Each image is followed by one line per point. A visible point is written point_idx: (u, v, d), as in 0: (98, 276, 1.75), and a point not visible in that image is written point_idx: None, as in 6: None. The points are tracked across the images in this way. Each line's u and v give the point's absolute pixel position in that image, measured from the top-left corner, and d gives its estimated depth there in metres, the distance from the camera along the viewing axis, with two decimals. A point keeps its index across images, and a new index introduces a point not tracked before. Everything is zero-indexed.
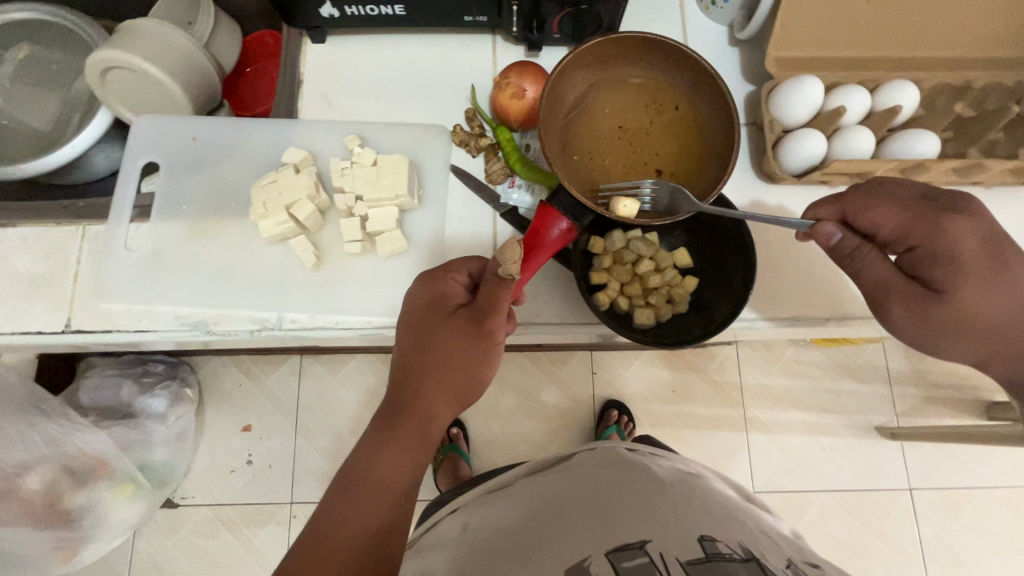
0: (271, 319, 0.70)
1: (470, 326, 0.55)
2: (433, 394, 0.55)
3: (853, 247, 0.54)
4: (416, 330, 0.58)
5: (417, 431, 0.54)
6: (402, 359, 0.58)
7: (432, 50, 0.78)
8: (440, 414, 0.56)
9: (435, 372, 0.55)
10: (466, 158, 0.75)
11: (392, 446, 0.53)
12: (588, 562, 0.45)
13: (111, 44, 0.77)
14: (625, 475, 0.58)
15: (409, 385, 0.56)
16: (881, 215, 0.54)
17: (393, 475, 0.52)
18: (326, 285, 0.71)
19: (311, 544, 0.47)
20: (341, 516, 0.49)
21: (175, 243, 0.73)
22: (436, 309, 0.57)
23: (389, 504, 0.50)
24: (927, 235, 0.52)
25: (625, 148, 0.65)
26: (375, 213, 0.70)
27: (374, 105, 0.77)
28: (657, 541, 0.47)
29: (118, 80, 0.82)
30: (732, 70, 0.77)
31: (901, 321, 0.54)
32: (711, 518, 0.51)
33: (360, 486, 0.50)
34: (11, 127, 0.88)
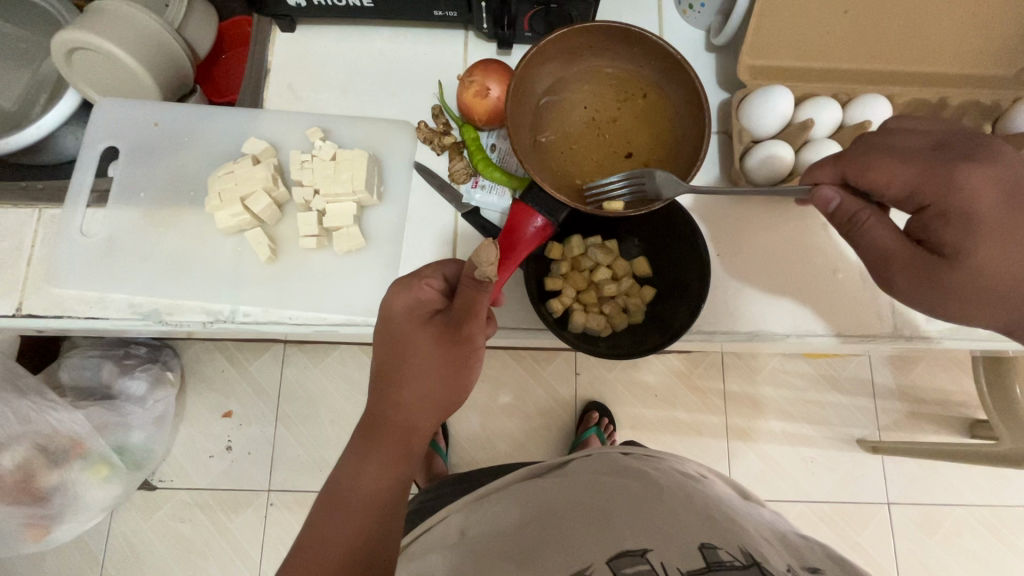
0: (226, 311, 0.69)
1: (449, 332, 0.51)
2: (412, 402, 0.51)
3: (853, 211, 0.52)
4: (392, 335, 0.52)
5: (398, 443, 0.50)
6: (380, 366, 0.53)
7: (404, 45, 0.77)
8: (419, 423, 0.51)
9: (412, 379, 0.51)
10: (429, 156, 0.73)
11: (375, 458, 0.49)
12: (588, 572, 0.43)
13: (75, 26, 0.76)
14: (627, 479, 0.56)
15: (387, 394, 0.51)
16: (885, 171, 0.50)
17: (377, 487, 0.48)
18: (281, 278, 0.69)
19: (301, 565, 0.44)
20: (325, 539, 0.45)
21: (131, 231, 0.72)
22: (412, 312, 0.52)
23: (376, 517, 0.46)
24: (935, 186, 0.48)
25: (597, 139, 0.62)
26: (333, 208, 0.69)
27: (341, 99, 0.76)
28: (657, 549, 0.44)
29: (84, 62, 0.80)
30: (707, 77, 0.75)
31: (907, 290, 0.51)
32: (714, 526, 0.48)
33: (342, 508, 0.46)
34: None
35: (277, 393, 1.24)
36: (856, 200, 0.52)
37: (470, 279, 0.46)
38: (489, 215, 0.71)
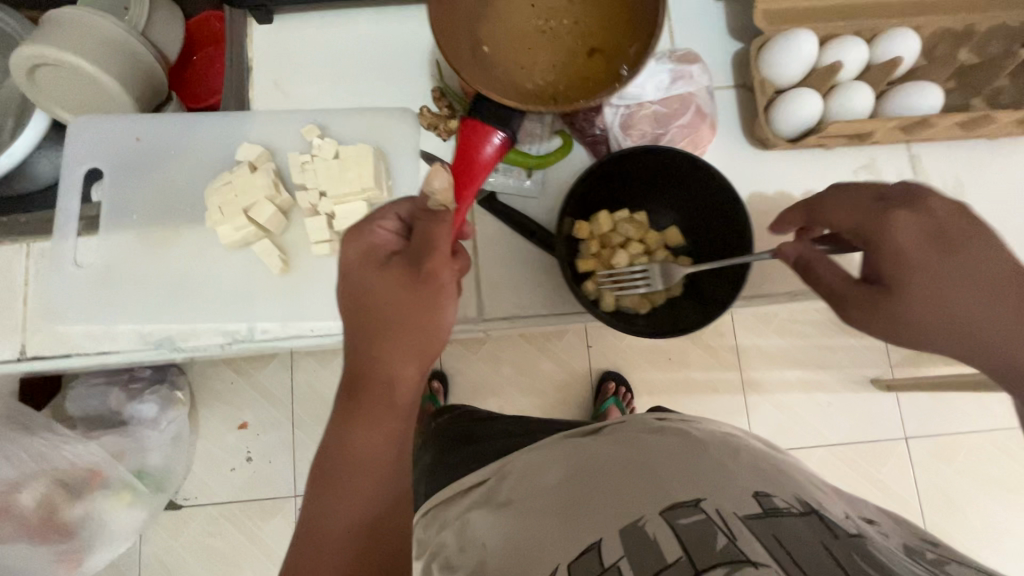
0: (244, 329, 0.66)
1: (410, 274, 0.46)
2: (390, 355, 0.47)
3: (807, 259, 0.49)
4: (356, 290, 0.48)
5: (380, 400, 0.46)
6: (349, 324, 0.48)
7: (393, 26, 0.72)
8: (400, 379, 0.47)
9: (383, 333, 0.46)
10: (437, 142, 0.69)
11: (359, 424, 0.46)
12: (643, 522, 0.39)
13: (56, 39, 0.70)
14: (664, 434, 0.51)
15: (357, 354, 0.47)
16: (835, 215, 0.48)
17: (367, 451, 0.45)
18: (296, 291, 0.66)
19: (306, 537, 0.44)
20: (327, 522, 0.44)
21: (127, 256, 0.67)
22: (369, 262, 0.48)
23: (374, 479, 0.45)
24: (867, 234, 0.46)
25: (546, 33, 0.56)
26: (343, 210, 0.64)
27: (334, 92, 0.71)
28: (711, 498, 0.40)
29: (48, 79, 0.74)
30: (716, 25, 0.71)
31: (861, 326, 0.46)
32: (765, 476, 0.45)
33: (333, 478, 0.45)
34: None
35: (291, 399, 1.20)
36: (813, 250, 0.49)
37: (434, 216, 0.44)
38: (508, 199, 0.68)
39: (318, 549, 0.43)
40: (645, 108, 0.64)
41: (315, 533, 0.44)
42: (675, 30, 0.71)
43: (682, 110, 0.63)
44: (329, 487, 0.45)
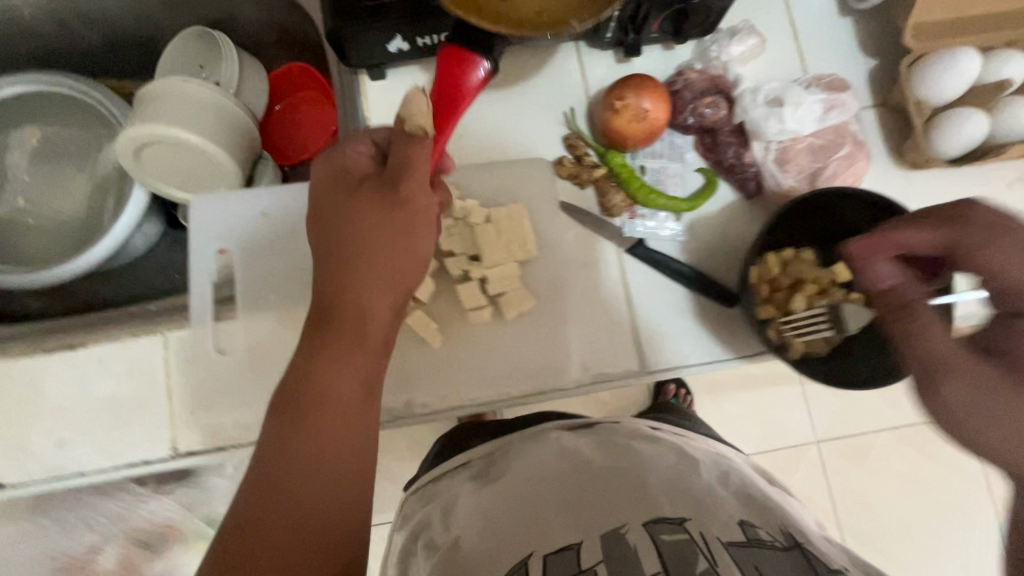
0: (399, 406, 0.62)
1: (386, 194, 0.46)
2: (367, 284, 0.44)
3: (905, 299, 0.42)
4: (325, 217, 0.47)
5: (353, 328, 0.43)
6: (323, 263, 0.47)
7: (514, 73, 0.69)
8: (367, 326, 0.44)
9: (351, 269, 0.44)
10: (576, 191, 0.66)
11: (330, 358, 0.42)
12: (625, 531, 0.38)
13: (182, 120, 0.68)
14: (659, 444, 0.50)
15: (327, 287, 0.45)
16: (1011, 260, 0.39)
17: (342, 388, 0.41)
18: (452, 360, 0.63)
19: (263, 495, 0.38)
20: (296, 462, 0.39)
21: (269, 339, 0.64)
22: (340, 184, 0.47)
23: (357, 432, 0.41)
24: (966, 265, 0.42)
25: None
26: (496, 274, 0.62)
27: (459, 147, 0.68)
28: (696, 519, 0.39)
29: (153, 156, 0.71)
30: (847, 44, 0.69)
31: (954, 398, 0.37)
32: (753, 505, 0.43)
33: (305, 412, 0.40)
34: (38, 223, 0.77)
35: None
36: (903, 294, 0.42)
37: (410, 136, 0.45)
38: (659, 244, 0.65)
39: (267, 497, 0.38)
40: (801, 142, 0.61)
41: (259, 479, 0.39)
42: (805, 53, 0.68)
43: (839, 141, 0.62)
44: (290, 430, 0.40)
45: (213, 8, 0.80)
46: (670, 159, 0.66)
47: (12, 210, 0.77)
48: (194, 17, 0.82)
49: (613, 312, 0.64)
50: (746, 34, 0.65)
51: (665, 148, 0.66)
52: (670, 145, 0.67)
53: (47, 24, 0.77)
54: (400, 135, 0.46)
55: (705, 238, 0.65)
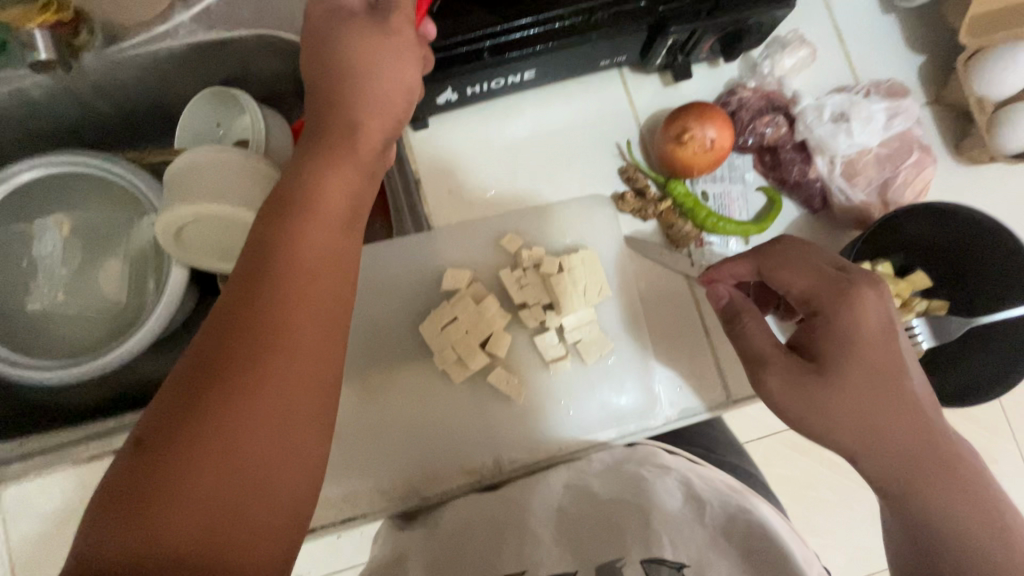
0: (489, 464, 0.61)
1: (374, 20, 0.45)
2: (353, 97, 0.44)
3: (736, 311, 0.52)
4: (322, 51, 0.46)
5: (342, 144, 0.43)
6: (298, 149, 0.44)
7: (560, 107, 0.67)
8: (334, 231, 0.41)
9: (347, 78, 0.44)
10: (639, 224, 0.66)
11: (324, 168, 0.42)
12: (621, 563, 0.45)
13: (216, 191, 0.64)
14: (609, 479, 0.55)
15: (323, 101, 0.45)
16: (789, 274, 0.50)
17: (329, 197, 0.42)
18: (536, 412, 0.62)
19: (233, 325, 0.38)
20: (280, 305, 0.38)
21: (345, 412, 0.62)
22: (330, 17, 0.46)
23: (337, 252, 0.41)
24: (772, 282, 0.51)
25: None
26: (573, 322, 0.62)
27: (514, 190, 0.66)
28: (694, 567, 0.45)
29: (194, 233, 0.69)
30: (895, 42, 0.67)
31: (777, 393, 0.47)
32: (752, 547, 0.47)
33: (279, 260, 0.39)
34: (80, 313, 0.76)
35: None
36: (744, 302, 0.52)
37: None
38: None
39: (206, 388, 0.35)
40: (868, 154, 0.62)
41: (200, 360, 0.37)
42: (855, 55, 0.67)
43: (906, 149, 0.62)
44: (241, 307, 0.38)
45: (230, 64, 0.77)
46: (731, 182, 0.65)
47: (54, 304, 0.75)
48: (210, 76, 0.78)
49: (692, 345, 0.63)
50: (797, 46, 0.64)
51: (725, 170, 0.65)
52: (728, 166, 0.66)
53: (57, 100, 0.72)
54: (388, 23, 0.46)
55: None
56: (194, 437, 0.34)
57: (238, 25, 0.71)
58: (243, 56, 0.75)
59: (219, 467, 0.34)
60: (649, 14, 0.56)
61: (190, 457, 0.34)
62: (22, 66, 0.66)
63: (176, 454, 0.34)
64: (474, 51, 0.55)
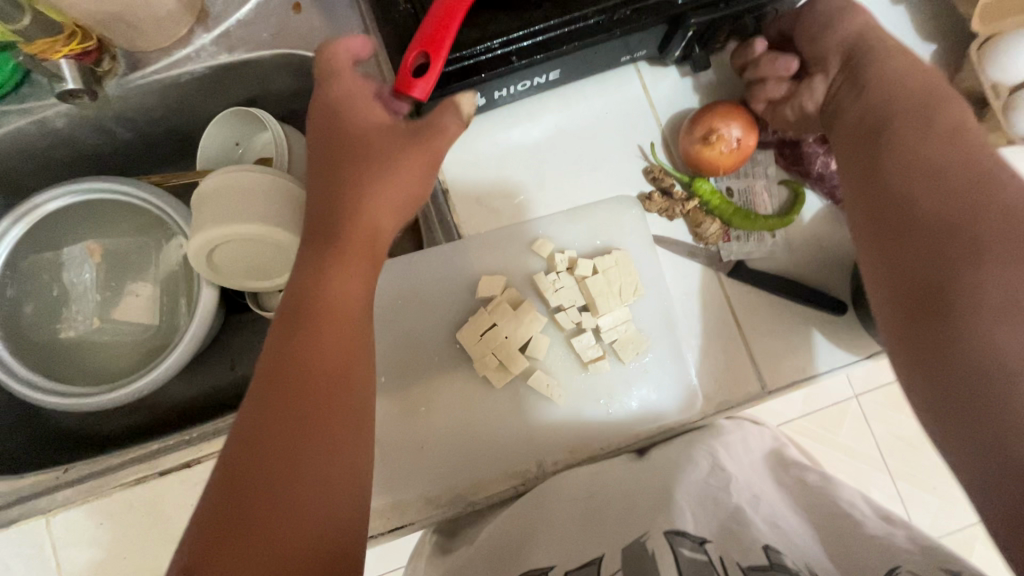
0: (534, 466, 0.62)
1: (406, 132, 0.52)
2: (368, 199, 0.50)
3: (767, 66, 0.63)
4: (349, 151, 0.52)
5: (360, 242, 0.50)
6: (308, 250, 0.49)
7: (582, 108, 0.68)
8: (348, 324, 0.46)
9: (367, 180, 0.50)
10: (667, 224, 0.67)
11: (338, 265, 0.48)
12: (645, 538, 0.43)
13: (248, 212, 0.65)
14: (647, 476, 0.55)
15: (337, 200, 0.50)
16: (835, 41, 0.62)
17: (343, 289, 0.47)
18: (577, 412, 0.63)
19: (269, 413, 0.42)
20: (305, 385, 0.43)
21: (388, 424, 0.62)
22: (354, 115, 0.53)
23: (345, 330, 0.46)
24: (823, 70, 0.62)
25: None
26: (607, 321, 0.63)
27: (542, 196, 0.67)
28: (716, 543, 0.42)
29: (226, 255, 0.70)
30: (906, 30, 0.69)
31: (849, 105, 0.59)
32: (777, 532, 0.46)
33: (299, 356, 0.44)
34: (110, 339, 0.76)
35: None
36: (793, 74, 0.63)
37: (454, 111, 0.51)
38: (761, 263, 0.66)
39: (246, 483, 0.39)
40: None
41: (245, 439, 0.41)
42: None
43: None
44: (273, 391, 0.43)
45: (249, 85, 0.78)
46: (755, 177, 0.67)
47: (88, 331, 0.76)
48: (229, 97, 0.79)
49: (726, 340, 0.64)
50: None
51: (747, 167, 0.67)
52: (751, 163, 0.67)
53: (81, 129, 0.73)
54: (417, 133, 0.51)
55: (803, 248, 0.66)
56: (241, 528, 0.37)
57: (258, 47, 0.72)
58: (263, 77, 0.77)
59: (275, 539, 0.38)
60: (671, 8, 0.57)
61: (243, 535, 0.37)
62: (48, 96, 0.68)
63: (228, 544, 0.37)
64: (502, 55, 0.56)
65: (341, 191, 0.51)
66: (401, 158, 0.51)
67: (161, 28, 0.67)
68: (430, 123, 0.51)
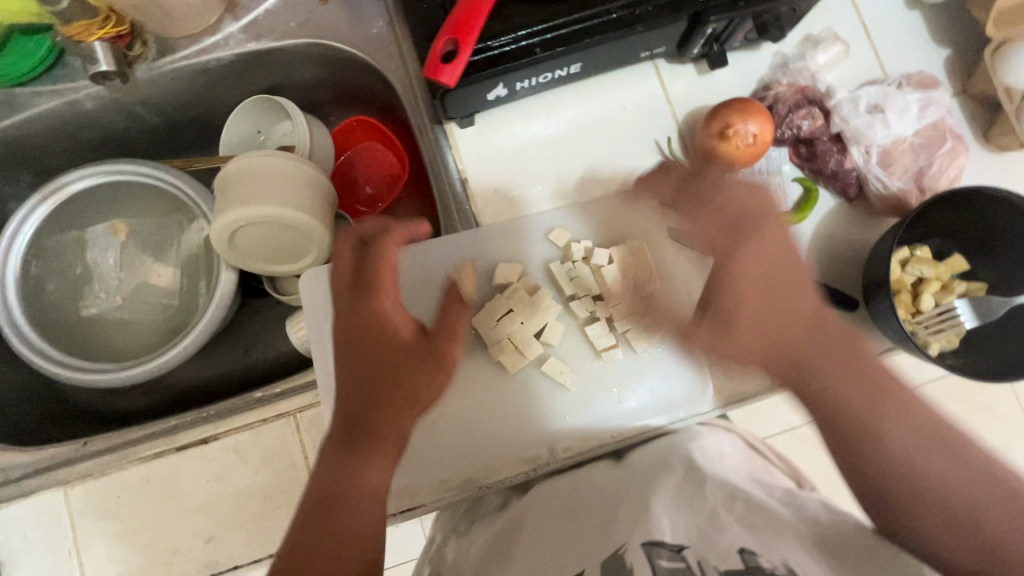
0: (545, 453, 0.63)
1: (422, 343, 0.52)
2: (396, 404, 0.49)
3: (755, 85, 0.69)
4: (374, 360, 0.50)
5: (386, 441, 0.48)
6: (332, 446, 0.49)
7: (600, 103, 0.69)
8: (369, 514, 0.46)
9: (387, 376, 0.49)
10: None
11: (362, 459, 0.47)
12: (624, 548, 0.42)
13: (272, 195, 0.67)
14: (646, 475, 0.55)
15: (363, 395, 0.49)
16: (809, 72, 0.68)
17: (370, 483, 0.47)
18: (589, 400, 0.64)
19: None
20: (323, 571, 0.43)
21: None
22: (374, 337, 0.51)
23: (369, 517, 0.46)
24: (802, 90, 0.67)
25: None
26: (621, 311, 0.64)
27: (558, 188, 0.68)
28: (694, 548, 0.40)
29: (247, 237, 0.71)
30: (921, 36, 0.70)
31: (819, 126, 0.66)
32: (758, 530, 0.46)
33: (316, 552, 0.44)
34: (129, 318, 0.77)
35: None
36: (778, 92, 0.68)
37: (458, 307, 0.55)
38: None
39: None
40: (904, 143, 0.64)
41: None
42: (882, 49, 0.70)
43: (941, 137, 0.65)
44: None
45: (274, 75, 0.80)
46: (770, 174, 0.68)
47: (108, 310, 0.77)
48: (253, 85, 0.81)
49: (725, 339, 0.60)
50: (830, 43, 0.67)
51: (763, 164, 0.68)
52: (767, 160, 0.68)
53: (109, 112, 0.75)
54: (432, 346, 0.52)
55: (814, 246, 0.67)
56: None
57: (285, 36, 0.73)
58: (287, 66, 0.78)
59: None
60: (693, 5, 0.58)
61: None
62: (79, 77, 0.70)
63: None
64: (526, 47, 0.57)
65: (368, 391, 0.49)
66: (419, 386, 0.50)
67: (192, 15, 0.69)
68: (445, 332, 0.53)
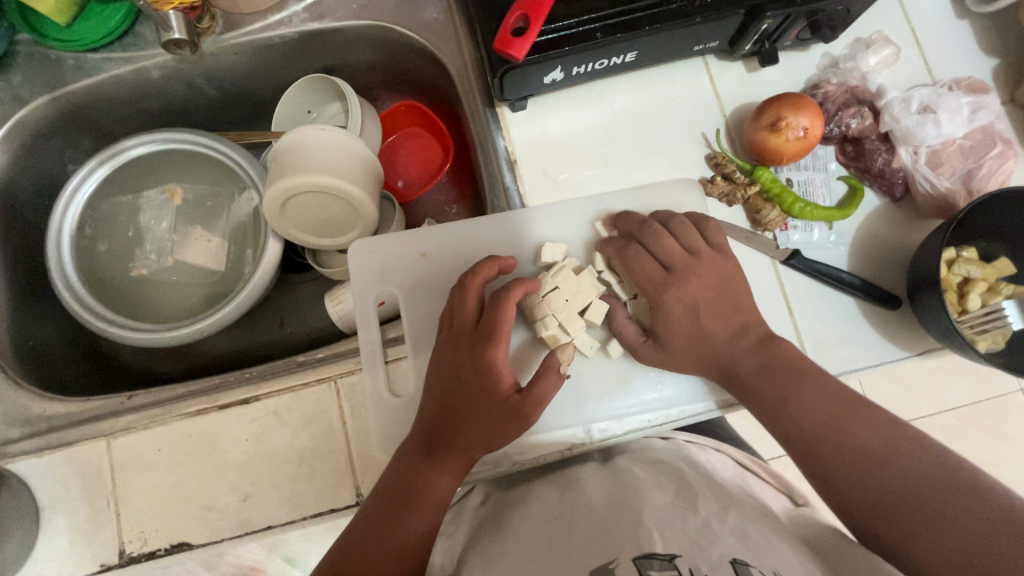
0: (580, 432, 0.63)
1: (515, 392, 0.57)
2: (468, 435, 0.56)
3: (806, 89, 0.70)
4: (460, 391, 0.57)
5: (455, 462, 0.56)
6: (405, 456, 0.57)
7: (650, 93, 0.71)
8: (422, 520, 0.54)
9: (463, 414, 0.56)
10: (725, 209, 0.69)
11: (430, 473, 0.55)
12: (615, 564, 0.44)
13: (325, 165, 0.69)
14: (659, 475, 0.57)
15: (437, 420, 0.57)
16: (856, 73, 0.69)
17: (434, 493, 0.55)
18: (626, 381, 0.64)
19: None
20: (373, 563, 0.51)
21: None
22: (458, 371, 0.58)
23: (423, 524, 0.54)
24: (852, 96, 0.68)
25: None
26: None
27: (604, 175, 0.70)
28: (687, 556, 0.44)
29: (296, 206, 0.72)
30: (969, 45, 0.71)
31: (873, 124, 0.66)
32: (747, 540, 0.48)
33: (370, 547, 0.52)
34: (173, 280, 0.79)
35: None
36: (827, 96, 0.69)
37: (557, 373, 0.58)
38: (815, 254, 0.67)
39: None
40: (953, 145, 0.65)
41: None
42: (930, 56, 0.71)
43: (989, 142, 0.65)
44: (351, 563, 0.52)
45: (330, 55, 0.82)
46: (815, 171, 0.69)
47: (155, 271, 0.78)
48: (308, 65, 0.84)
49: (721, 336, 0.60)
50: (881, 45, 0.68)
51: (809, 160, 0.69)
52: (812, 157, 0.69)
53: (172, 82, 0.78)
54: (525, 402, 0.56)
55: (857, 244, 0.67)
56: None
57: (345, 17, 0.76)
58: (344, 48, 0.81)
59: None
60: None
61: None
62: (152, 46, 0.73)
63: None
64: (586, 31, 0.59)
65: (450, 419, 0.57)
66: (503, 426, 0.56)
67: None
68: (536, 394, 0.56)
